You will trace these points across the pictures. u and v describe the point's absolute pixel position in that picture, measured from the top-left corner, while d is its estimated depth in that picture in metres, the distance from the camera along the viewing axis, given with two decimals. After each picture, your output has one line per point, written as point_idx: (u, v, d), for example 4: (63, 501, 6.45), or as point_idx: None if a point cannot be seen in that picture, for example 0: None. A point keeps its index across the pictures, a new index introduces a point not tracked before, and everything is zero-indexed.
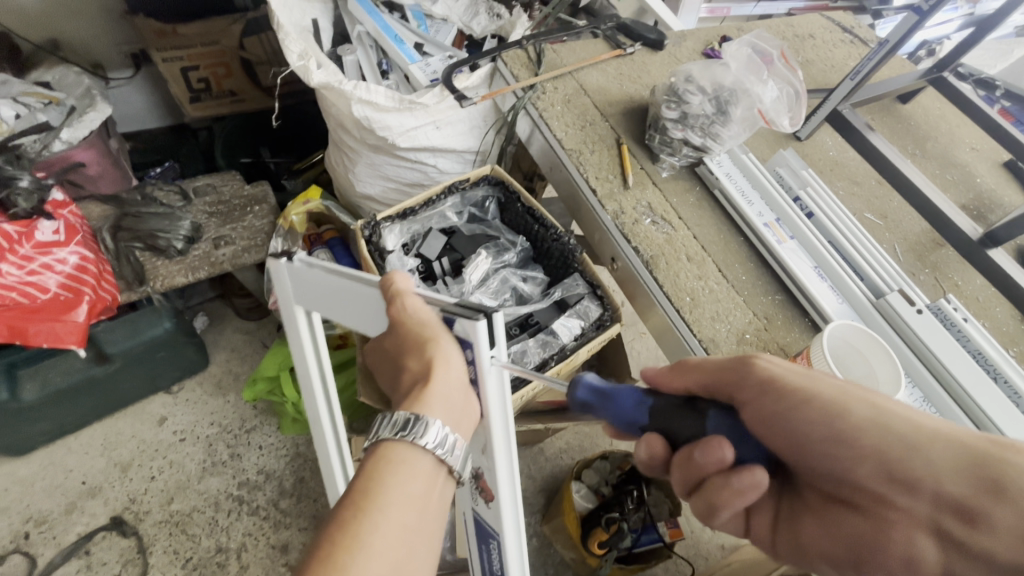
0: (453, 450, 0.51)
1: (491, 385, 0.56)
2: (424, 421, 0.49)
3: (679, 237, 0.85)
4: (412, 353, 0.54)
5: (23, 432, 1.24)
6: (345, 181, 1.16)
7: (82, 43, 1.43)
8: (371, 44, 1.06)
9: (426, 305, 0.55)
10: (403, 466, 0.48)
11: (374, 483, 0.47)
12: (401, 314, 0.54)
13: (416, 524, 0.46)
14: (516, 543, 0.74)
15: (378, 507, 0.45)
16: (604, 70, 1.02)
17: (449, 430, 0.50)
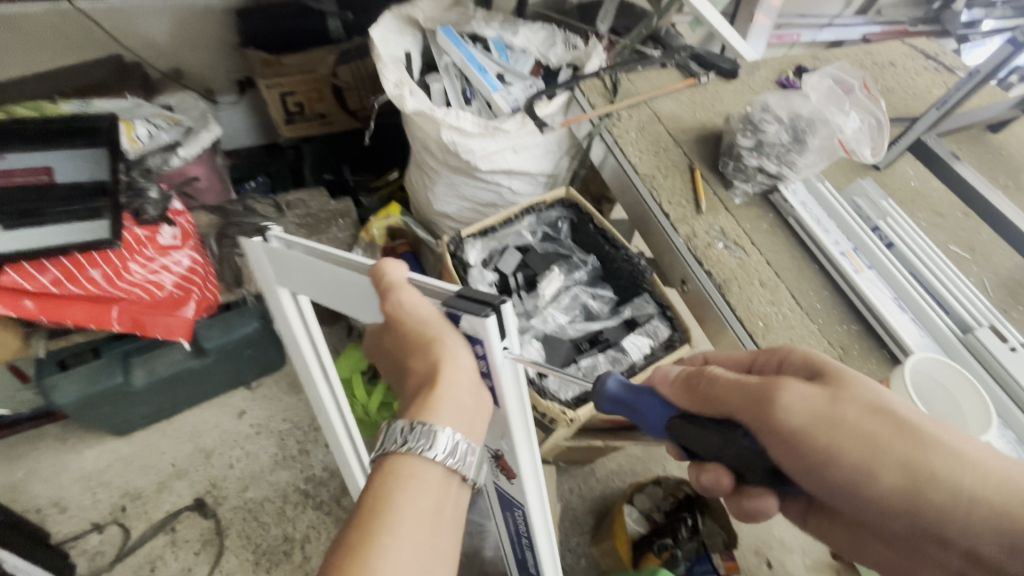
0: (464, 458, 0.51)
1: (503, 380, 0.56)
2: (433, 430, 0.49)
3: (752, 262, 0.86)
4: (417, 353, 0.55)
5: (128, 414, 1.38)
6: (423, 199, 1.25)
7: (199, 71, 1.61)
8: (456, 74, 1.14)
9: (424, 301, 0.55)
10: (414, 481, 0.49)
11: (385, 500, 0.47)
12: (401, 310, 0.54)
13: (429, 542, 0.47)
14: (541, 518, 0.77)
15: (391, 524, 0.46)
16: (677, 99, 1.05)
17: (460, 436, 0.51)
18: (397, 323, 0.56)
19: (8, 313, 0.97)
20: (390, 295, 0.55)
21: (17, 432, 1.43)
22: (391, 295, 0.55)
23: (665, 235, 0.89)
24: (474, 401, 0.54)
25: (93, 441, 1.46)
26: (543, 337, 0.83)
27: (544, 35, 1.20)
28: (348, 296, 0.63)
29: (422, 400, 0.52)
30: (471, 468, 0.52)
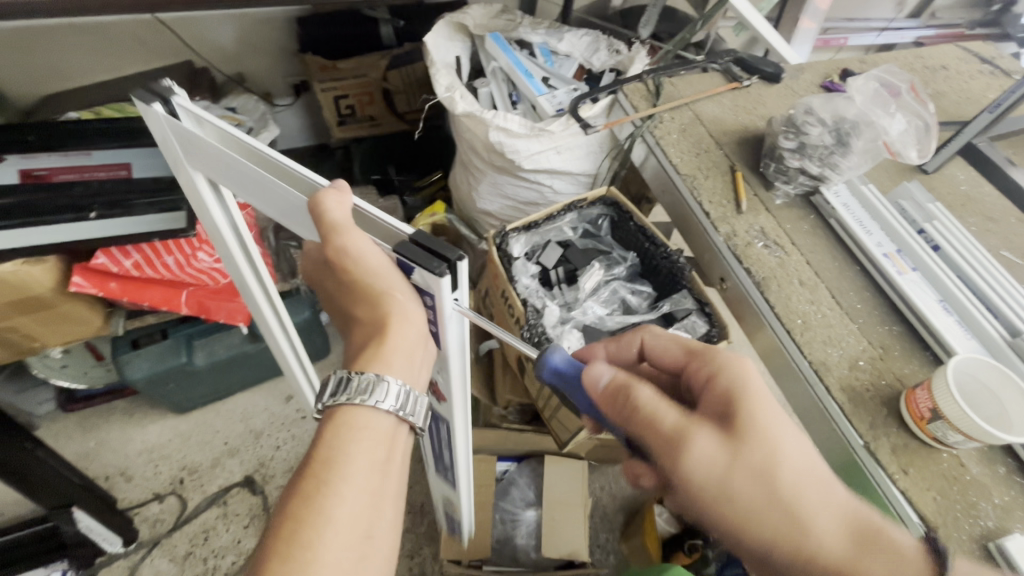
0: (412, 407, 0.53)
1: (450, 328, 0.56)
2: (382, 381, 0.51)
3: (791, 262, 0.87)
4: (364, 298, 0.54)
5: (188, 393, 1.48)
6: (467, 197, 1.30)
7: (260, 75, 1.72)
8: (503, 78, 1.19)
9: (370, 246, 0.52)
10: (364, 432, 0.51)
11: (335, 452, 0.49)
12: (346, 253, 0.52)
13: (378, 490, 0.50)
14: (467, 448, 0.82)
15: (337, 473, 0.48)
16: (720, 103, 1.07)
17: (408, 390, 0.52)
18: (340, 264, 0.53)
19: (95, 292, 1.07)
20: (332, 235, 0.51)
21: (90, 405, 1.55)
22: (334, 233, 0.51)
23: (706, 233, 0.91)
24: (423, 355, 0.55)
25: (155, 417, 1.57)
26: (582, 327, 0.86)
27: (588, 40, 1.23)
28: (263, 190, 0.60)
29: (369, 355, 0.53)
30: (421, 416, 0.55)
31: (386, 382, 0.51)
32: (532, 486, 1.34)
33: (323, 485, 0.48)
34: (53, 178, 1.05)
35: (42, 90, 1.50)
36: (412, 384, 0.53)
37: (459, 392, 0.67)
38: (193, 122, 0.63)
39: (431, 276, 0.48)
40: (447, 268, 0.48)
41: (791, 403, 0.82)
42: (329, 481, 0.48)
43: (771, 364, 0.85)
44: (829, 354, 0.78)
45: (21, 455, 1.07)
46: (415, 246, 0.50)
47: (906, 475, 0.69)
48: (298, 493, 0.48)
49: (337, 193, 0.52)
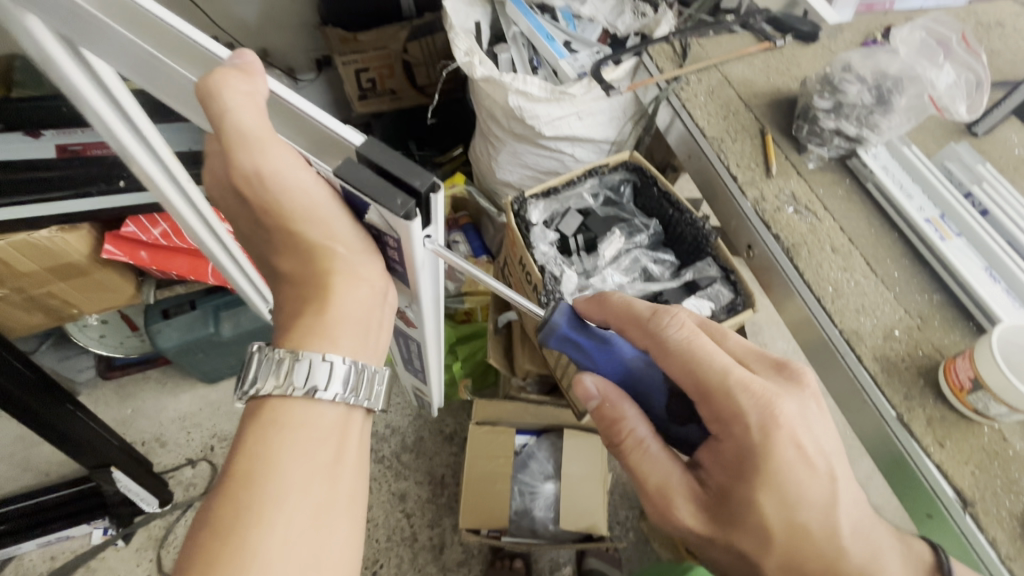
0: (355, 394, 0.52)
1: (417, 266, 0.56)
2: (314, 365, 0.50)
3: (823, 227, 0.83)
4: (295, 231, 0.52)
5: (218, 364, 1.52)
6: (487, 168, 1.28)
7: (283, 50, 1.73)
8: (523, 43, 1.16)
9: (295, 166, 0.50)
10: (304, 427, 0.51)
11: (271, 450, 0.49)
12: (264, 171, 0.49)
13: (323, 487, 0.50)
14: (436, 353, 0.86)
15: (269, 486, 0.48)
16: (750, 63, 1.02)
17: (350, 373, 0.52)
18: (255, 182, 0.50)
19: (126, 260, 1.09)
20: (248, 143, 0.48)
21: (126, 374, 1.61)
22: (249, 143, 0.48)
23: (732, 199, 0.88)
24: (379, 315, 0.56)
25: (187, 387, 1.62)
26: (600, 295, 0.84)
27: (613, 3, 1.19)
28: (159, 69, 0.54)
29: (312, 323, 0.53)
30: (367, 401, 0.54)
31: (329, 362, 0.50)
32: (551, 459, 1.34)
33: (253, 500, 0.47)
34: (88, 152, 1.07)
35: None
36: (364, 361, 0.54)
37: (428, 315, 0.70)
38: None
39: (395, 216, 0.46)
40: (410, 206, 0.46)
41: (820, 373, 0.79)
42: (261, 494, 0.47)
43: (800, 335, 0.81)
44: (862, 322, 0.75)
45: (63, 416, 1.13)
46: (366, 168, 0.47)
47: (941, 448, 0.66)
48: (221, 507, 0.47)
49: (245, 76, 0.48)
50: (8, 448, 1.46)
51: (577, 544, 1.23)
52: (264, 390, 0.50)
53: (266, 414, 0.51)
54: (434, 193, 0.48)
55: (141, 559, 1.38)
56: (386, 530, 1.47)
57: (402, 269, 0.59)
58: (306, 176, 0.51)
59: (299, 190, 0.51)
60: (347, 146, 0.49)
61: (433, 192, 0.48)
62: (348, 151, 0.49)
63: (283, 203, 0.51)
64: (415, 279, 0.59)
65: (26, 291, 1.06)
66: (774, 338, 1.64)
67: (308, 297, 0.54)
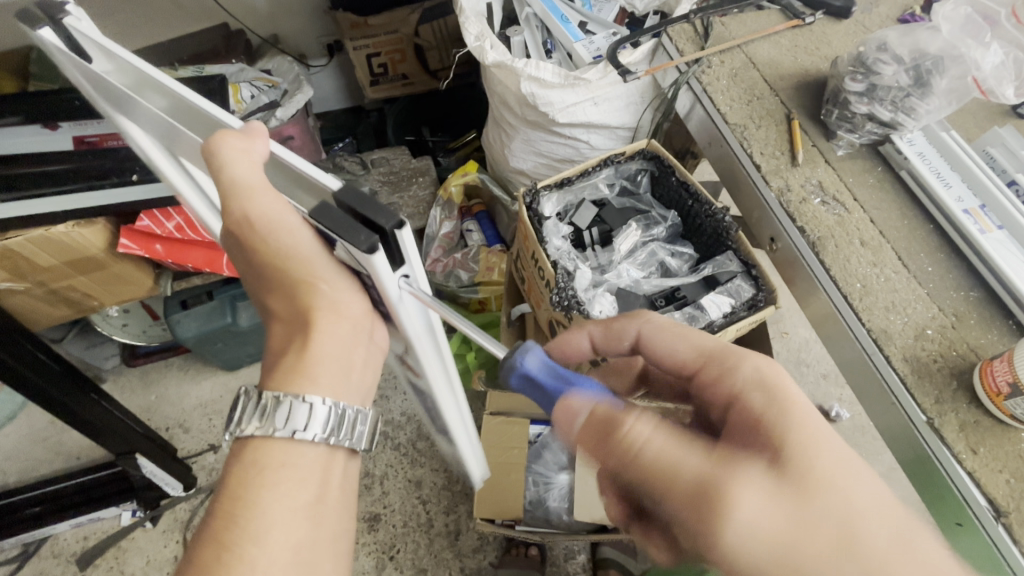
0: (334, 434, 0.51)
1: (399, 308, 0.52)
2: (291, 407, 0.49)
3: (852, 220, 0.79)
4: (280, 268, 0.51)
5: (236, 352, 1.54)
6: (500, 156, 1.25)
7: (294, 36, 1.71)
8: (537, 25, 1.11)
9: (281, 207, 0.49)
10: (286, 469, 0.50)
11: (251, 490, 0.49)
12: (251, 215, 0.49)
13: (302, 528, 0.49)
14: (454, 409, 0.81)
15: (251, 529, 0.48)
16: (777, 43, 0.97)
17: (331, 418, 0.51)
18: (245, 229, 0.50)
19: (142, 253, 1.11)
20: (238, 190, 0.48)
21: (149, 362, 1.64)
22: (239, 192, 0.48)
23: (754, 190, 0.84)
24: (362, 353, 0.54)
25: (208, 374, 1.65)
26: (616, 292, 0.82)
27: None
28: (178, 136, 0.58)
29: (293, 363, 0.51)
30: (353, 439, 0.54)
31: (307, 404, 0.49)
32: (566, 450, 1.34)
33: (234, 541, 0.47)
34: (104, 143, 1.09)
35: None
36: (346, 401, 0.52)
37: (434, 368, 0.67)
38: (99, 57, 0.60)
39: (358, 250, 0.43)
40: (374, 240, 0.43)
41: (843, 371, 0.76)
42: (242, 535, 0.47)
43: (824, 331, 0.78)
44: (892, 321, 0.71)
45: (88, 404, 1.16)
46: (337, 208, 0.45)
47: (975, 455, 0.63)
48: (204, 546, 0.48)
49: (245, 137, 0.48)
50: (40, 432, 1.52)
51: (591, 535, 1.23)
52: (248, 431, 0.49)
53: (248, 454, 0.50)
54: (399, 229, 0.45)
55: (169, 540, 1.43)
56: (402, 516, 1.49)
57: (385, 314, 0.55)
58: (288, 215, 0.50)
59: (283, 229, 0.49)
60: (325, 190, 0.47)
61: (399, 229, 0.45)
62: (325, 194, 0.47)
63: (267, 245, 0.50)
64: (400, 321, 0.54)
65: (47, 284, 1.08)
66: (795, 327, 1.60)
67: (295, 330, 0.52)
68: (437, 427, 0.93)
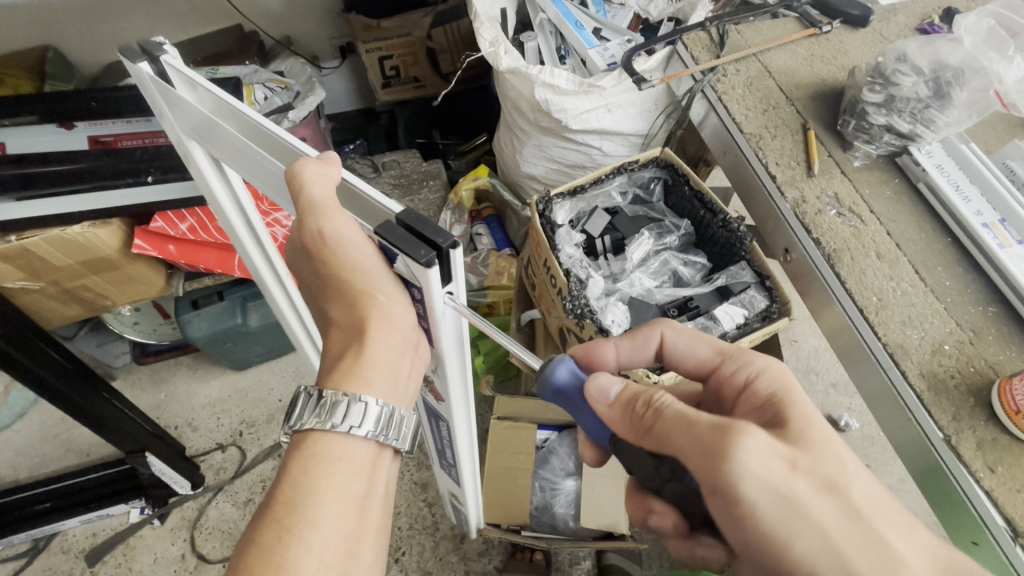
0: (385, 431, 0.52)
1: (441, 320, 0.53)
2: (347, 403, 0.50)
3: (868, 232, 0.78)
4: (340, 278, 0.52)
5: (245, 352, 1.55)
6: (511, 161, 1.25)
7: (307, 38, 1.72)
8: (551, 31, 1.11)
9: (351, 226, 0.51)
10: (340, 461, 0.51)
11: (309, 479, 0.49)
12: (325, 231, 0.50)
13: (353, 520, 0.50)
14: (467, 433, 0.79)
15: (307, 513, 0.48)
16: (793, 52, 0.96)
17: (382, 417, 0.51)
18: (317, 243, 0.52)
19: (155, 254, 1.11)
20: (311, 208, 0.49)
21: (159, 360, 1.65)
22: (315, 210, 0.50)
23: (768, 200, 0.83)
24: (409, 363, 0.54)
25: (217, 373, 1.66)
26: (628, 300, 0.81)
27: None
28: (254, 162, 0.59)
29: (348, 366, 0.52)
30: (400, 439, 0.55)
31: (363, 403, 0.50)
32: (573, 456, 1.33)
33: (292, 528, 0.47)
34: (117, 144, 1.10)
35: (107, 58, 1.56)
36: (393, 404, 0.53)
37: (458, 387, 0.67)
38: (183, 86, 0.62)
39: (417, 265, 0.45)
40: (432, 256, 0.45)
41: (856, 382, 0.75)
42: (300, 521, 0.47)
43: (838, 344, 0.77)
44: (908, 335, 0.70)
45: (98, 403, 1.17)
46: (398, 228, 0.47)
47: (992, 474, 0.62)
48: (260, 532, 0.47)
49: (323, 164, 0.51)
50: (51, 429, 1.54)
51: (597, 542, 1.23)
52: (307, 425, 0.50)
53: (305, 447, 0.51)
54: (455, 248, 0.46)
55: (176, 538, 1.44)
56: (408, 519, 1.50)
57: (429, 328, 0.56)
58: (358, 235, 0.51)
59: (350, 249, 0.51)
60: (388, 214, 0.49)
61: (455, 248, 0.46)
62: (388, 217, 0.49)
63: (333, 259, 0.52)
64: (440, 334, 0.56)
65: (62, 283, 1.09)
66: (804, 335, 1.59)
67: (350, 338, 0.53)
68: (448, 449, 0.92)
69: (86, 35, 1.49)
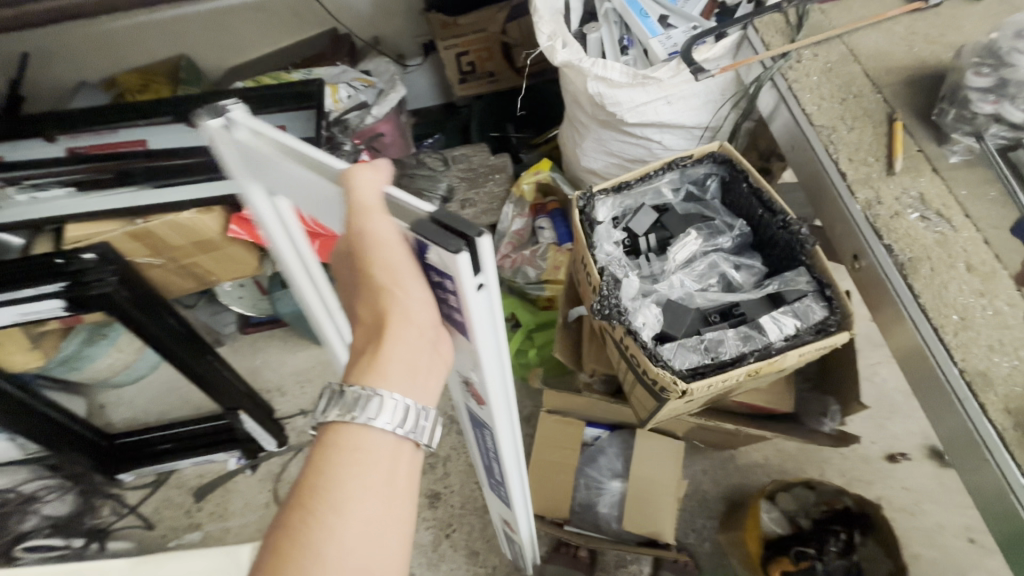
0: (406, 424, 0.55)
1: (473, 314, 0.55)
2: (371, 398, 0.53)
3: (959, 239, 0.68)
4: (370, 276, 0.55)
5: None
6: (572, 156, 1.24)
7: (393, 38, 1.82)
8: (615, 21, 1.07)
9: (389, 226, 0.54)
10: (359, 451, 0.55)
11: (331, 467, 0.53)
12: (363, 231, 0.53)
13: (373, 506, 0.53)
14: (511, 439, 0.79)
15: (330, 500, 0.52)
16: (889, 30, 0.85)
17: (403, 411, 0.54)
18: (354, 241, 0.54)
19: (247, 238, 1.23)
20: (358, 209, 0.52)
21: (259, 331, 1.88)
22: (356, 211, 0.52)
23: (837, 198, 0.74)
24: (428, 358, 0.58)
25: (304, 346, 1.85)
26: (665, 303, 0.77)
27: None
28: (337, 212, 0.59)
29: (371, 361, 0.56)
30: (423, 432, 0.57)
31: (382, 397, 0.53)
32: (621, 458, 1.31)
33: (318, 514, 0.51)
34: None
35: (226, 64, 1.78)
36: (415, 398, 0.56)
37: (497, 388, 0.67)
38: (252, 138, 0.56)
39: (446, 253, 0.48)
40: (458, 246, 0.48)
41: (930, 419, 0.66)
42: (323, 508, 0.52)
43: (910, 370, 0.68)
44: (996, 363, 0.60)
45: (204, 364, 1.36)
46: (428, 223, 0.50)
47: None
48: (291, 518, 0.52)
49: (373, 170, 0.54)
50: (175, 382, 1.82)
51: (640, 548, 1.21)
52: (331, 418, 0.54)
53: (329, 437, 0.55)
54: (482, 236, 0.49)
55: (263, 488, 1.64)
56: (461, 498, 1.57)
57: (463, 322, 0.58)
58: (394, 235, 0.54)
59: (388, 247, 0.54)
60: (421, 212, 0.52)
61: (481, 237, 0.49)
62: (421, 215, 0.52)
63: (365, 259, 0.54)
64: (472, 331, 0.57)
65: (177, 260, 1.26)
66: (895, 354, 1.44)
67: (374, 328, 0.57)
68: (493, 461, 0.92)
69: (213, 45, 1.72)
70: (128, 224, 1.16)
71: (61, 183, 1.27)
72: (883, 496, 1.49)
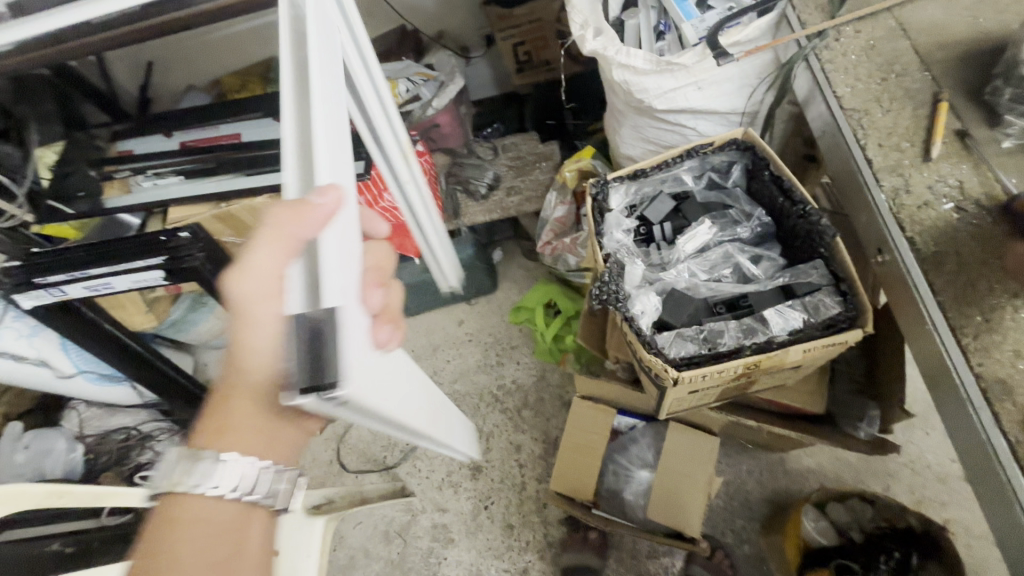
0: (246, 493, 0.63)
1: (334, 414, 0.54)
2: (214, 467, 0.61)
3: (996, 232, 0.70)
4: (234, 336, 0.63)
5: None
6: (612, 141, 1.23)
7: (456, 31, 1.90)
8: (653, 5, 1.05)
9: (261, 291, 0.59)
10: (195, 520, 0.62)
11: (172, 532, 0.61)
12: (239, 290, 0.59)
13: (220, 560, 0.62)
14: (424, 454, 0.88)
15: (171, 564, 0.59)
16: (948, 3, 0.83)
17: (242, 479, 0.62)
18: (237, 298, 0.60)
19: None
20: (236, 271, 0.58)
21: None
22: (235, 274, 0.58)
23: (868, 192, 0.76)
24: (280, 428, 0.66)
25: None
26: (669, 292, 0.78)
27: None
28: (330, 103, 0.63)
29: (210, 430, 0.64)
30: (276, 496, 0.66)
31: (222, 463, 0.61)
32: (652, 449, 1.30)
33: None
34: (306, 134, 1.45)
35: None
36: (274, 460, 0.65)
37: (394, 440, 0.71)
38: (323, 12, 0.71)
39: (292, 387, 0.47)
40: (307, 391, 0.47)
41: (948, 430, 0.71)
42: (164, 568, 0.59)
43: (929, 373, 0.72)
44: (1018, 370, 0.64)
45: None
46: (298, 330, 0.49)
47: None
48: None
49: (293, 213, 0.54)
50: None
51: (664, 538, 1.21)
52: (164, 486, 0.61)
53: (168, 506, 0.62)
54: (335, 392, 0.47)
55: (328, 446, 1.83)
56: (500, 473, 1.64)
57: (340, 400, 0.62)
58: (276, 299, 0.60)
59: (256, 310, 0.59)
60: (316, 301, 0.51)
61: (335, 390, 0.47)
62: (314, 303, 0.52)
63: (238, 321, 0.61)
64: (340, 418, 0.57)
65: None
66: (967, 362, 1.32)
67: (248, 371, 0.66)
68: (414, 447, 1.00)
69: None
70: (214, 207, 1.35)
71: (172, 172, 1.51)
72: (954, 517, 1.36)
